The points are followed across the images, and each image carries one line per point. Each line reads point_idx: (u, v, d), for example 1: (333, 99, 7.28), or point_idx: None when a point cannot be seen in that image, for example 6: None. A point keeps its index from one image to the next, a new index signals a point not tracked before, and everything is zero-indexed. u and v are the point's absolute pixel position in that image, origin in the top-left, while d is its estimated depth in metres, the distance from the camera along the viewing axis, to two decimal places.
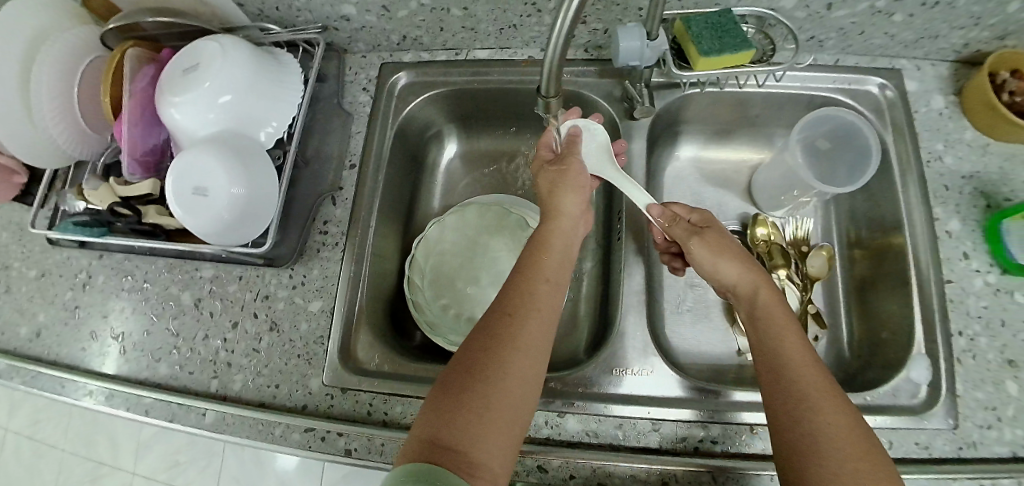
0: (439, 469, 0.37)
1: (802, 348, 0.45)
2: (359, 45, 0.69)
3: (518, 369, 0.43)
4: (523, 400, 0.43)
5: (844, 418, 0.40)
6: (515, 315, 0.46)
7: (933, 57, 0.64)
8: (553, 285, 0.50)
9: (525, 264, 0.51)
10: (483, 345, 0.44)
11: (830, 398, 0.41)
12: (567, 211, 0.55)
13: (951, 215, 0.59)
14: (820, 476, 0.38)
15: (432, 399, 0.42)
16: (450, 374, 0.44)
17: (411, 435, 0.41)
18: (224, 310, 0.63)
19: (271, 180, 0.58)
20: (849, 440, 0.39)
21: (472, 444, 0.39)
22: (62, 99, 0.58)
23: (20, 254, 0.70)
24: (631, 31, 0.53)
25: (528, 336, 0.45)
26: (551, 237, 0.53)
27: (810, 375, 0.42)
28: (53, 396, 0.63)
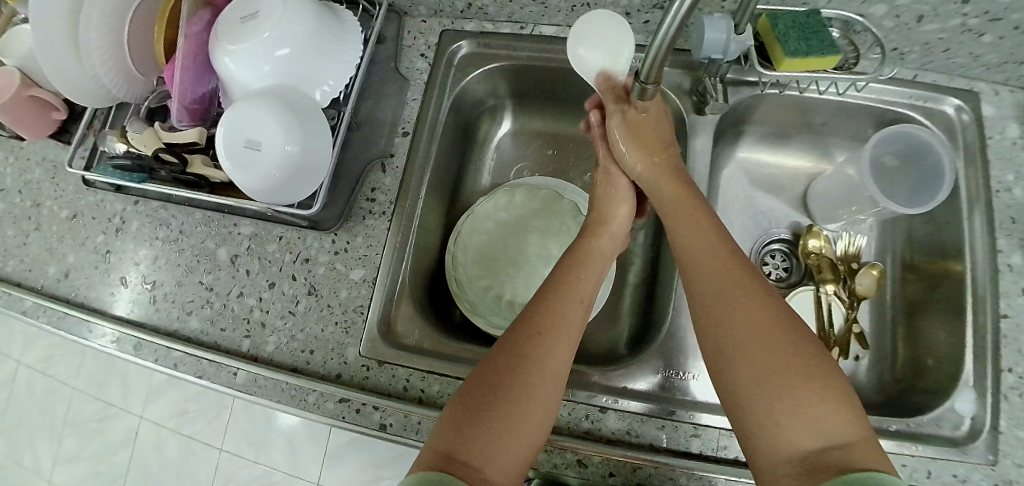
0: (456, 480, 0.35)
1: (717, 241, 0.47)
2: (421, 8, 0.66)
3: (543, 387, 0.42)
4: (543, 415, 0.42)
5: (769, 325, 0.40)
6: (547, 337, 0.45)
7: (1014, 83, 0.62)
8: (585, 310, 0.49)
9: (560, 284, 0.50)
10: (513, 363, 0.43)
11: (746, 290, 0.42)
12: (609, 231, 0.57)
13: (1015, 248, 0.58)
14: (730, 355, 0.40)
15: (453, 409, 0.41)
16: (471, 382, 0.43)
17: (427, 444, 0.40)
18: (262, 269, 0.62)
19: (324, 141, 0.55)
20: (756, 316, 0.41)
21: (488, 462, 0.38)
22: (112, 35, 0.56)
23: (53, 192, 0.68)
24: (717, 22, 0.51)
25: (557, 359, 0.44)
26: (591, 255, 0.54)
27: (729, 286, 0.43)
28: (79, 341, 0.62)
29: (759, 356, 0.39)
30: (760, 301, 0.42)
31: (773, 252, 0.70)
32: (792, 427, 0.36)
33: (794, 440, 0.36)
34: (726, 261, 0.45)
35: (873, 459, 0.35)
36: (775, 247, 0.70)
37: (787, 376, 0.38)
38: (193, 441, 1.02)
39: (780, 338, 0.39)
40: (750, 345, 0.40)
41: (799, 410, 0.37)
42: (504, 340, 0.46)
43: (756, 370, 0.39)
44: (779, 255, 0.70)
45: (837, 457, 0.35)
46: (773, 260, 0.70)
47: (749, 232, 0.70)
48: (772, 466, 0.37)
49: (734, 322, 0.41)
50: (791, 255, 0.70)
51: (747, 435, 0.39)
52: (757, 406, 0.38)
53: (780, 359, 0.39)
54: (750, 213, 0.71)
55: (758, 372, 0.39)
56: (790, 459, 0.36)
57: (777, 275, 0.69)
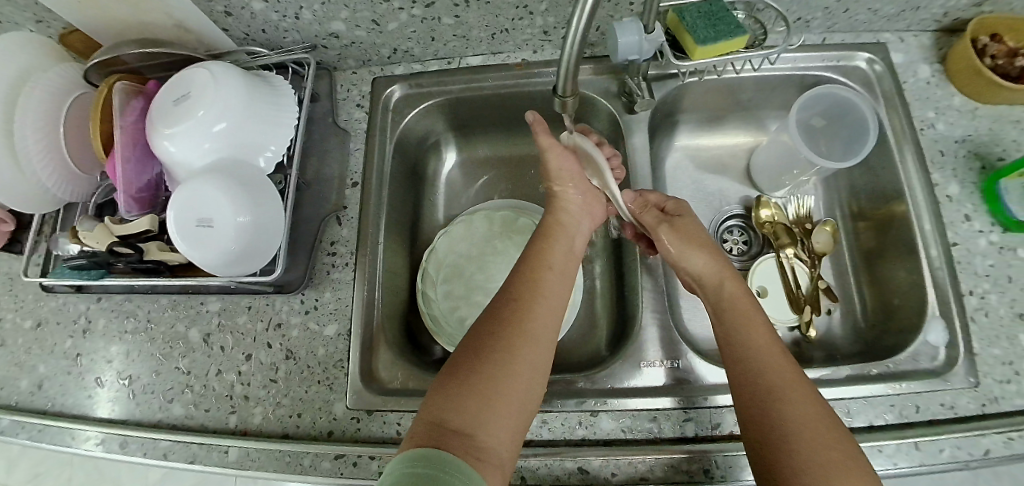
0: (450, 454, 0.36)
1: (769, 341, 0.46)
2: (349, 62, 0.68)
3: (526, 354, 0.43)
4: (532, 386, 0.43)
5: (825, 428, 0.40)
6: (524, 300, 0.47)
7: (915, 28, 0.66)
8: (560, 273, 0.51)
9: (534, 253, 0.52)
10: (495, 331, 0.44)
11: (800, 393, 0.42)
12: (567, 208, 0.57)
13: (949, 179, 0.61)
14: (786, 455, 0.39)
15: (439, 383, 0.42)
16: (459, 351, 0.44)
17: (419, 417, 0.41)
18: (237, 343, 0.61)
19: (275, 204, 0.56)
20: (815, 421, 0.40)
21: (478, 428, 0.39)
22: (49, 140, 0.57)
23: (12, 304, 0.68)
24: (627, 26, 0.53)
25: (538, 320, 0.46)
26: (557, 228, 0.55)
27: (787, 383, 0.43)
28: (63, 449, 0.61)
29: (822, 458, 0.38)
30: (819, 406, 0.41)
31: (731, 229, 0.72)
32: None
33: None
34: (785, 361, 0.45)
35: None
36: (731, 224, 0.72)
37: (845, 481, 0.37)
38: None
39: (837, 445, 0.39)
40: (804, 448, 0.39)
41: None
42: (487, 312, 0.47)
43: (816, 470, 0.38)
44: (737, 231, 0.72)
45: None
46: (732, 236, 0.72)
47: (704, 213, 0.72)
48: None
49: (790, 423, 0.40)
50: (747, 228, 0.72)
51: None
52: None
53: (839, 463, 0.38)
54: (701, 195, 0.73)
55: (817, 473, 0.38)
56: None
57: (738, 250, 0.71)
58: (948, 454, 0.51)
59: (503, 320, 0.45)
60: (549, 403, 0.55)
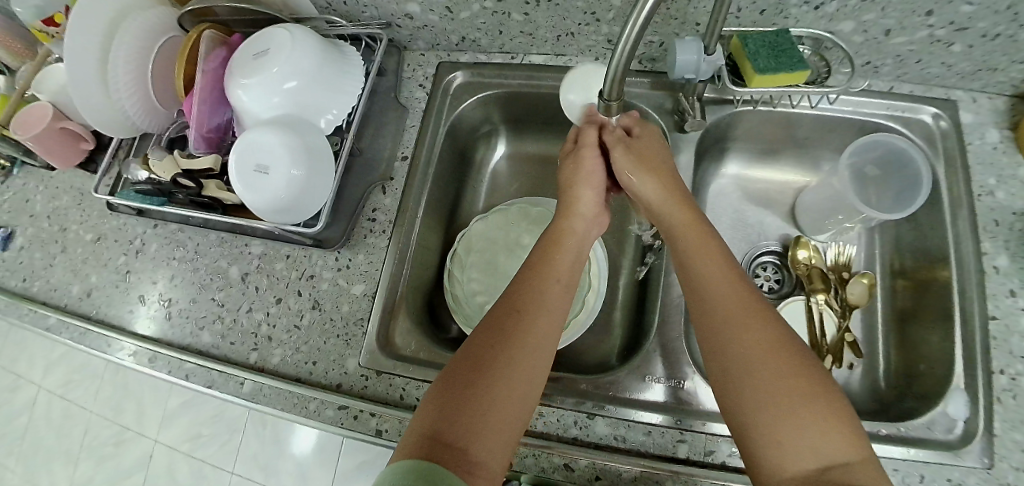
0: (441, 466, 0.37)
1: (720, 268, 0.48)
2: (419, 43, 0.71)
3: (521, 367, 0.43)
4: (525, 401, 0.43)
5: (769, 346, 0.42)
6: (526, 313, 0.46)
7: (990, 92, 0.64)
8: (564, 289, 0.49)
9: (536, 264, 0.50)
10: (492, 344, 0.44)
11: (747, 317, 0.44)
12: (579, 211, 0.55)
13: (999, 250, 0.59)
14: (738, 382, 0.42)
15: (434, 396, 0.42)
16: (455, 364, 0.44)
17: (410, 430, 0.41)
18: (270, 286, 0.65)
19: (327, 165, 0.60)
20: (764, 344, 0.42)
21: (474, 444, 0.39)
22: (136, 73, 0.62)
23: (79, 218, 0.75)
24: (688, 45, 0.54)
25: (537, 338, 0.45)
26: (564, 236, 0.53)
27: (746, 329, 0.43)
28: (98, 354, 0.67)
29: (774, 399, 0.40)
30: (766, 330, 0.43)
31: (764, 264, 0.71)
32: (794, 450, 0.38)
33: (797, 464, 0.38)
34: (744, 304, 0.45)
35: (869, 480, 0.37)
36: (766, 260, 0.71)
37: (806, 421, 0.39)
38: (205, 465, 1.10)
39: (782, 361, 0.41)
40: (752, 373, 0.41)
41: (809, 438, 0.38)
42: (485, 323, 0.47)
43: (761, 392, 0.41)
44: (770, 268, 0.71)
45: (837, 478, 0.37)
46: (765, 272, 0.71)
47: (738, 244, 0.72)
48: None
49: (742, 353, 0.43)
50: (781, 266, 0.71)
51: (752, 458, 0.40)
52: (766, 431, 0.40)
53: (797, 400, 0.40)
54: (739, 226, 0.72)
55: (762, 404, 0.40)
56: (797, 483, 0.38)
57: (768, 286, 0.70)
58: None
59: (498, 331, 0.45)
60: (549, 397, 0.56)
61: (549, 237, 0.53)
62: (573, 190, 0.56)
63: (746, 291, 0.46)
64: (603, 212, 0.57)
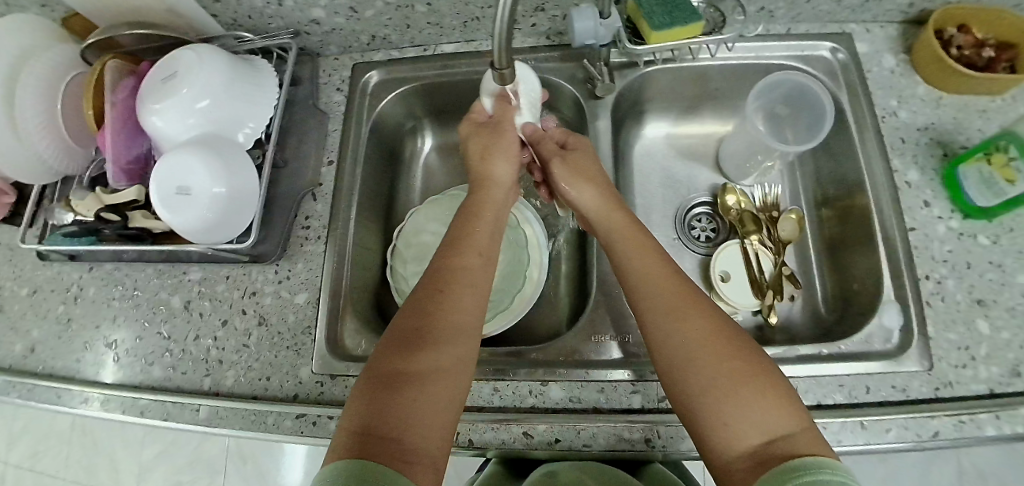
0: (373, 459, 0.36)
1: (656, 263, 0.48)
2: (331, 48, 0.71)
3: (447, 344, 0.44)
4: (456, 378, 0.43)
5: (708, 330, 0.42)
6: (447, 291, 0.47)
7: (880, 20, 0.67)
8: (485, 259, 0.50)
9: (454, 241, 0.51)
10: (416, 328, 0.44)
11: (686, 305, 0.44)
12: (495, 181, 0.57)
13: (908, 166, 0.61)
14: (682, 368, 0.41)
15: (362, 388, 0.42)
16: (377, 355, 0.43)
17: (341, 428, 0.40)
18: (214, 310, 0.64)
19: (251, 178, 0.60)
20: (702, 329, 0.42)
21: (406, 433, 0.39)
22: (48, 112, 0.61)
23: (12, 273, 0.73)
24: (584, 12, 0.56)
25: (460, 312, 0.46)
26: (481, 208, 0.55)
27: (685, 315, 0.43)
28: (50, 406, 0.65)
29: (717, 379, 0.40)
30: (704, 315, 0.43)
31: (699, 216, 0.73)
32: (739, 424, 0.38)
33: (745, 442, 0.38)
34: (683, 298, 0.45)
35: (815, 450, 0.37)
36: (699, 211, 0.73)
37: (748, 396, 0.39)
38: None
39: (722, 344, 0.41)
40: (694, 357, 0.41)
41: (753, 413, 0.38)
42: (409, 306, 0.47)
43: (704, 372, 0.40)
44: (704, 218, 0.73)
45: (784, 450, 0.37)
46: (700, 223, 0.72)
47: (671, 201, 0.73)
48: (726, 466, 0.38)
49: (683, 341, 0.42)
50: (714, 216, 0.73)
51: (701, 439, 0.40)
52: (711, 410, 0.39)
53: (739, 376, 0.40)
54: (670, 183, 0.74)
55: (706, 384, 0.40)
56: (744, 456, 0.37)
57: (705, 236, 0.72)
58: (893, 434, 0.51)
59: (422, 312, 0.46)
60: (501, 373, 0.56)
61: (467, 210, 0.55)
62: (488, 161, 0.58)
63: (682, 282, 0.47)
64: (516, 184, 0.60)
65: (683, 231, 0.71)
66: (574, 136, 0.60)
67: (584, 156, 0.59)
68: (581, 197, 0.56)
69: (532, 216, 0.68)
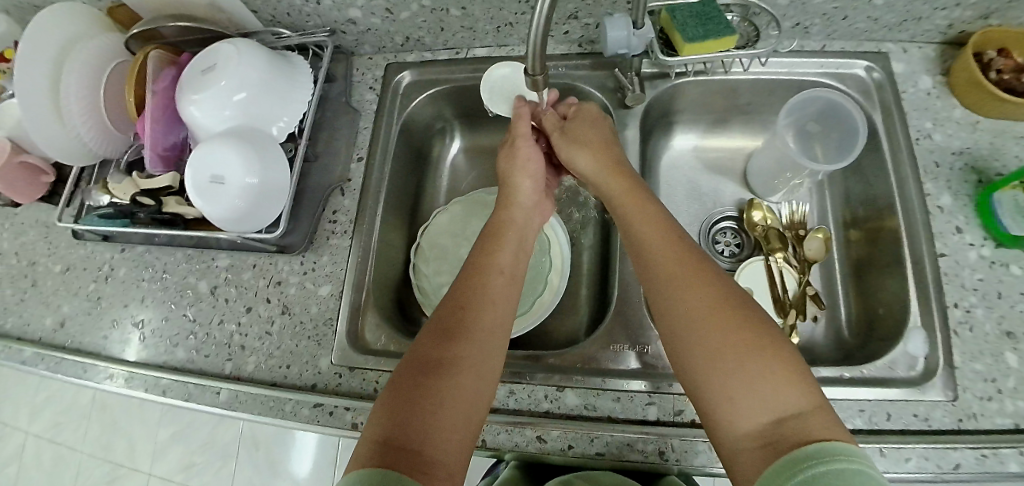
0: (396, 469, 0.37)
1: (662, 233, 0.48)
2: (365, 47, 0.72)
3: (470, 361, 0.44)
4: (476, 395, 0.44)
5: (712, 303, 0.42)
6: (470, 308, 0.47)
7: (919, 41, 0.66)
8: (509, 278, 0.51)
9: (478, 259, 0.52)
10: (439, 343, 0.45)
11: (690, 276, 0.44)
12: (519, 200, 0.58)
13: (942, 190, 0.60)
14: (687, 344, 0.42)
15: (385, 400, 0.42)
16: (403, 367, 0.44)
17: (363, 438, 0.41)
18: (239, 296, 0.66)
19: (282, 171, 0.61)
20: (707, 302, 0.43)
21: (428, 445, 0.40)
22: (90, 97, 0.64)
23: (47, 250, 0.76)
24: (618, 21, 0.56)
25: (482, 331, 0.46)
26: (504, 229, 0.55)
27: (689, 287, 0.44)
28: (76, 381, 0.67)
29: (722, 354, 0.40)
30: (709, 286, 0.44)
31: (723, 230, 0.73)
32: (745, 402, 0.38)
33: (750, 419, 0.38)
34: (687, 270, 0.45)
35: (824, 429, 0.36)
36: (725, 225, 0.73)
37: (755, 372, 0.39)
38: None
39: (728, 318, 0.41)
40: (699, 333, 0.42)
41: (760, 391, 0.38)
42: (432, 322, 0.48)
43: (709, 347, 0.41)
44: (730, 233, 0.73)
45: (793, 428, 0.37)
46: (725, 237, 0.72)
47: (695, 213, 0.73)
48: (736, 448, 0.38)
49: (687, 315, 0.43)
50: (740, 230, 0.73)
51: (707, 415, 0.40)
52: (718, 388, 0.40)
53: (749, 356, 0.40)
54: (694, 195, 0.74)
55: (711, 361, 0.40)
56: (754, 440, 0.37)
57: (729, 251, 0.71)
58: (914, 464, 0.50)
59: (445, 327, 0.46)
60: (518, 376, 0.57)
61: (491, 229, 0.55)
62: (512, 180, 0.60)
63: (689, 252, 0.47)
64: (542, 199, 0.61)
65: (706, 244, 0.71)
66: (578, 106, 0.60)
67: (591, 123, 0.59)
68: (582, 165, 0.57)
69: (555, 220, 0.68)
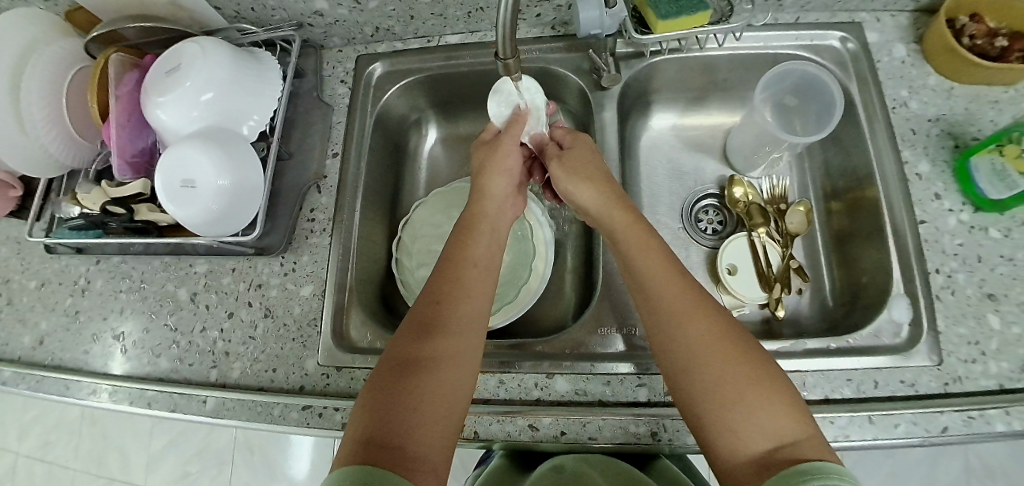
0: (381, 465, 0.36)
1: (660, 260, 0.47)
2: (335, 40, 0.71)
3: (450, 354, 0.44)
4: (457, 388, 0.43)
5: (712, 332, 0.42)
6: (445, 304, 0.47)
7: (891, 8, 0.66)
8: (483, 272, 0.50)
9: (451, 254, 0.51)
10: (417, 340, 0.45)
11: (689, 304, 0.44)
12: (492, 195, 0.57)
13: (920, 157, 0.60)
14: (688, 373, 0.42)
15: (366, 399, 0.42)
16: (382, 366, 0.44)
17: (346, 437, 0.40)
18: (220, 302, 0.65)
19: (255, 171, 0.59)
20: (705, 332, 0.42)
21: (410, 440, 0.39)
22: (52, 105, 0.62)
23: (20, 266, 0.74)
24: (589, 1, 0.55)
25: (458, 326, 0.46)
26: (476, 221, 0.54)
27: (689, 315, 0.43)
28: (59, 398, 0.66)
29: (723, 383, 0.40)
30: (707, 314, 0.43)
31: (706, 209, 0.72)
32: (746, 431, 0.38)
33: (750, 447, 0.38)
34: (685, 298, 0.44)
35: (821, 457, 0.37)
36: (706, 204, 0.72)
37: (754, 401, 0.39)
38: None
39: (727, 347, 0.42)
40: (700, 362, 0.41)
41: (760, 419, 0.39)
42: (409, 320, 0.47)
43: (710, 377, 0.41)
44: (712, 211, 0.72)
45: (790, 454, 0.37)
46: (707, 216, 0.72)
47: (678, 193, 0.72)
48: (727, 469, 0.39)
49: (688, 344, 0.42)
50: (722, 207, 0.72)
51: (706, 442, 0.41)
52: (719, 416, 0.40)
53: (749, 385, 0.40)
54: (676, 174, 0.74)
55: (711, 390, 0.40)
56: (748, 463, 0.38)
57: (712, 228, 0.71)
58: (902, 430, 0.50)
59: (423, 325, 0.46)
60: (507, 365, 0.56)
61: (464, 222, 0.54)
62: (484, 178, 0.58)
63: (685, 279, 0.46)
64: (512, 198, 0.59)
65: (690, 223, 0.71)
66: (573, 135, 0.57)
67: (588, 154, 0.56)
68: (582, 198, 0.54)
69: (537, 207, 0.68)
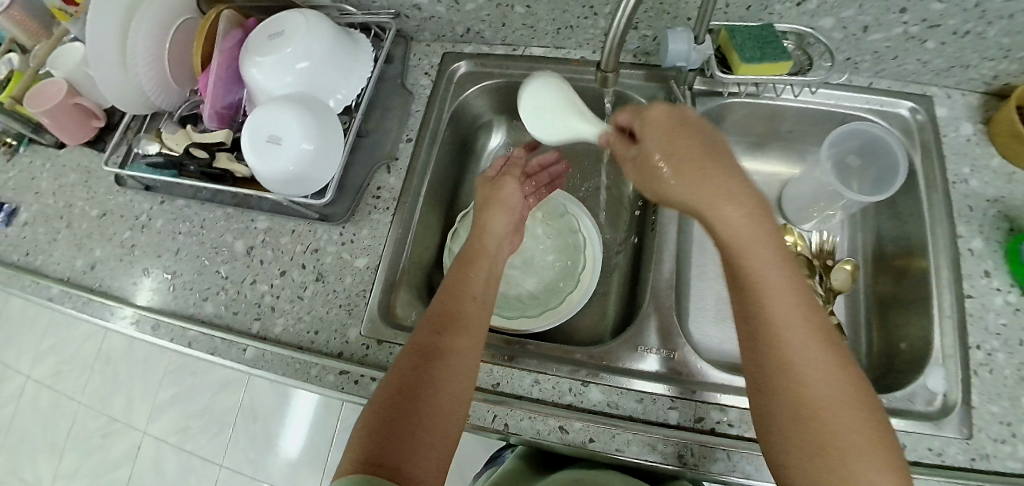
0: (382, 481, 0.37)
1: (774, 286, 0.42)
2: (425, 33, 0.74)
3: (448, 385, 0.45)
4: (452, 418, 0.45)
5: (818, 375, 0.39)
6: (447, 333, 0.48)
7: (964, 88, 0.68)
8: (480, 305, 0.52)
9: (451, 288, 0.52)
10: (418, 365, 0.46)
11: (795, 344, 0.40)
12: (493, 231, 0.58)
13: (973, 234, 0.62)
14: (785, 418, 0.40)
15: (368, 421, 0.43)
16: (386, 389, 0.45)
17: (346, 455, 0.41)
18: (275, 259, 0.67)
19: (335, 141, 0.62)
20: (814, 375, 0.39)
21: (409, 463, 0.40)
22: (155, 50, 0.65)
23: (86, 194, 0.77)
24: (679, 35, 0.58)
25: (456, 357, 0.47)
26: (479, 255, 0.55)
27: (796, 357, 0.40)
28: (100, 323, 0.68)
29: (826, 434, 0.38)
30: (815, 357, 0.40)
31: None
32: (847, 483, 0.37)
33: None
34: (794, 335, 0.41)
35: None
36: None
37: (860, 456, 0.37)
38: (193, 457, 1.10)
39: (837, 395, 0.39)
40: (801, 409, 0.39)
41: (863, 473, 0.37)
42: (410, 346, 0.48)
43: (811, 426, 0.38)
44: None
45: None
46: None
47: None
48: None
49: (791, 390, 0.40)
50: None
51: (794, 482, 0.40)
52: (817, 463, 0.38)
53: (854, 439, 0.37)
54: None
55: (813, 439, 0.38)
56: None
57: None
58: None
59: (427, 352, 0.47)
60: (544, 365, 0.58)
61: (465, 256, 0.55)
62: (486, 213, 0.59)
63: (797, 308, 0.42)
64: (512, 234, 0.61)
65: None
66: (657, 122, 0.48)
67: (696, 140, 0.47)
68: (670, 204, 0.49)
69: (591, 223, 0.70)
